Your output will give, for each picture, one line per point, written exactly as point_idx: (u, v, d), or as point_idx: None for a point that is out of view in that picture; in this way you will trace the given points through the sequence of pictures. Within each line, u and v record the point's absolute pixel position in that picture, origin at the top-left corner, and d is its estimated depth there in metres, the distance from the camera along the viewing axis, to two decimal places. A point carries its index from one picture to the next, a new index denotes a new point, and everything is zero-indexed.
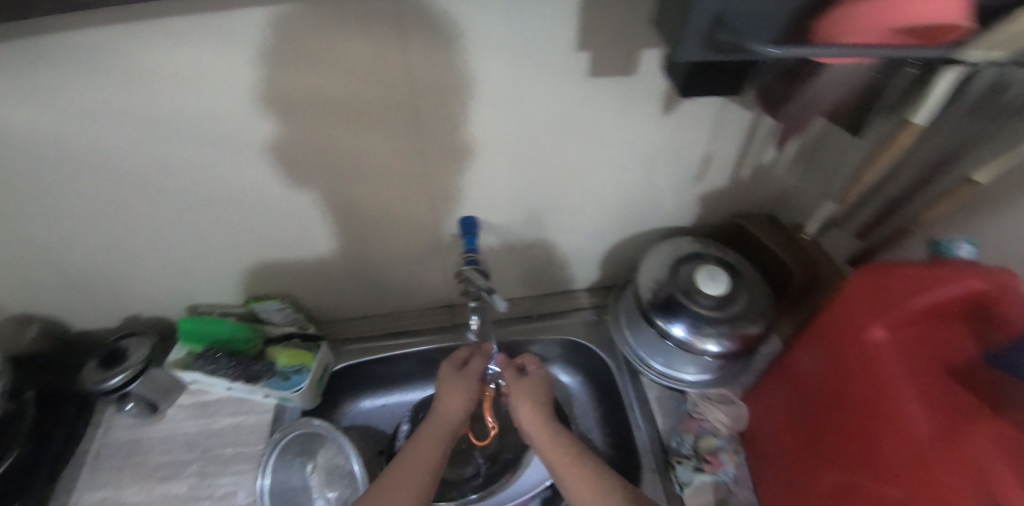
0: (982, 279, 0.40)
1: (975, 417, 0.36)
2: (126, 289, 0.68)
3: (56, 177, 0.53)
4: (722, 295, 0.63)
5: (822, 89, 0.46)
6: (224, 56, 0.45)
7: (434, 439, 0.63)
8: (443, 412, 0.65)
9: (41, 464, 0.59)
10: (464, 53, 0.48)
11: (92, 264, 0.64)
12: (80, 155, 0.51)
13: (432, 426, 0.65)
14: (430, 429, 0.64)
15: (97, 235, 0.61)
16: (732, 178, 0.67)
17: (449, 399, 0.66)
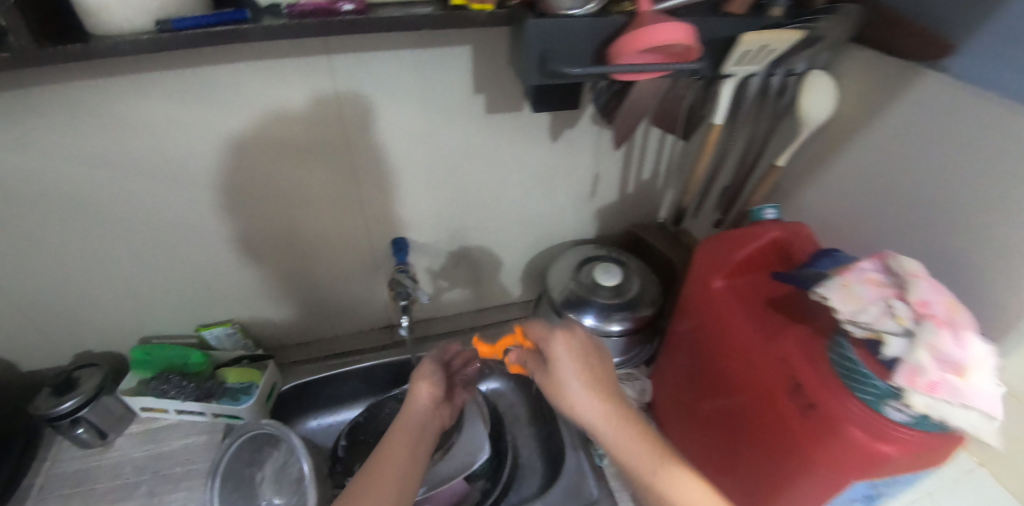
0: (778, 229, 0.54)
1: (783, 327, 0.49)
2: (71, 332, 0.71)
3: (11, 223, 0.58)
4: (617, 284, 0.72)
5: (667, 104, 0.57)
6: (180, 102, 0.54)
7: (401, 439, 0.55)
8: (409, 416, 0.60)
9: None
10: (387, 99, 0.61)
11: (41, 309, 0.67)
12: (23, 195, 0.56)
13: (398, 425, 0.58)
14: (396, 429, 0.57)
15: (49, 283, 0.65)
16: (620, 193, 0.80)
17: (413, 400, 0.62)
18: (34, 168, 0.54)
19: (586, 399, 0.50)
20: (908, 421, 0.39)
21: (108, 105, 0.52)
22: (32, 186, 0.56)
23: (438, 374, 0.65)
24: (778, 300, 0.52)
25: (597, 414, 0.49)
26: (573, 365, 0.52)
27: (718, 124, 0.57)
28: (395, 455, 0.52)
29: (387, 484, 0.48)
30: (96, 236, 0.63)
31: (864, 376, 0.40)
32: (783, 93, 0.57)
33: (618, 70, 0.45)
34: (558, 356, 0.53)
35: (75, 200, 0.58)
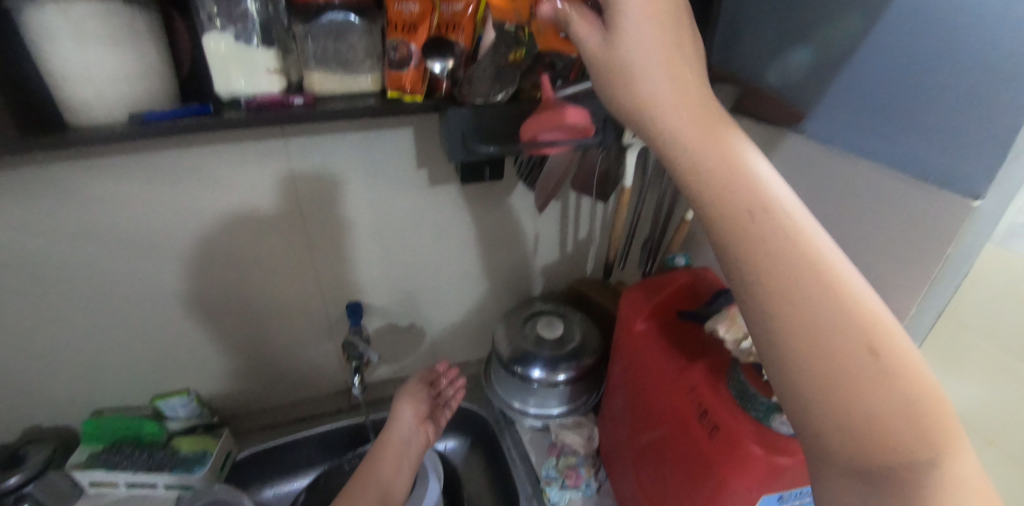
0: (684, 276, 0.63)
1: (691, 358, 0.55)
2: (17, 410, 0.71)
3: None
4: (559, 336, 0.78)
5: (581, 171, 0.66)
6: (149, 182, 0.61)
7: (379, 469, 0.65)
8: (394, 436, 0.69)
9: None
10: (339, 177, 0.69)
11: None
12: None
13: (383, 448, 0.67)
14: (380, 452, 0.67)
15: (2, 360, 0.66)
16: (560, 252, 0.88)
17: (395, 421, 0.71)
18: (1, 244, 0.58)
19: (656, 51, 0.31)
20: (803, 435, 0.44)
21: (80, 185, 0.58)
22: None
23: (423, 393, 0.75)
24: (691, 338, 0.58)
25: (667, 92, 0.32)
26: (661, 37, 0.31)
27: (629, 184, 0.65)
28: (377, 470, 0.65)
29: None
30: (55, 310, 0.65)
31: (751, 395, 0.47)
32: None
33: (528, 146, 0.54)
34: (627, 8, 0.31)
35: (37, 274, 0.62)
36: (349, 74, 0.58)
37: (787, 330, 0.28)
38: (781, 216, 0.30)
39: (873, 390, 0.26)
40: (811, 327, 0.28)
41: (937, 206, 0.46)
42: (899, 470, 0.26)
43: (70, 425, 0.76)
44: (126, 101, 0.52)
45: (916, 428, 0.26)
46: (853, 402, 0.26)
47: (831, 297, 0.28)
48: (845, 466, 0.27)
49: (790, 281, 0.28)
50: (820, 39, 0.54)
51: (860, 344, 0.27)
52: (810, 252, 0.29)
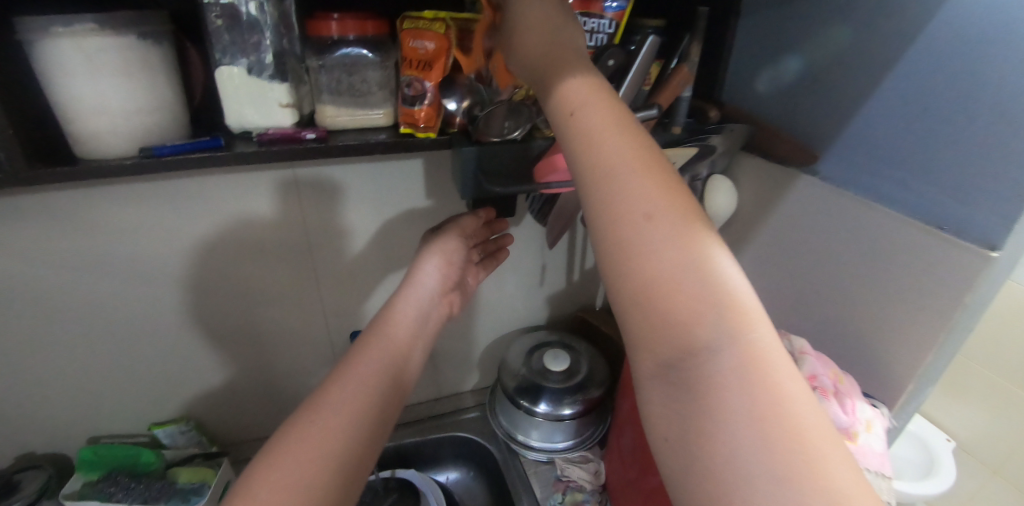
0: None
1: None
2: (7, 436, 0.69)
3: None
4: (566, 368, 0.77)
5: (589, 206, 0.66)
6: (157, 207, 0.60)
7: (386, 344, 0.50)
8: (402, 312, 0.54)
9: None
10: (347, 205, 0.68)
11: None
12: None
13: (390, 319, 0.53)
14: (389, 323, 0.52)
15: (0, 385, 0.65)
16: (568, 281, 0.87)
17: (410, 289, 0.56)
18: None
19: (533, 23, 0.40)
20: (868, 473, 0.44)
21: (86, 210, 0.57)
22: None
23: (457, 252, 0.61)
24: None
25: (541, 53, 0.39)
26: (536, 19, 0.40)
27: None
28: (374, 360, 0.48)
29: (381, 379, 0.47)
30: (51, 335, 0.64)
31: None
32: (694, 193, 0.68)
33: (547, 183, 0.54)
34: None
35: (35, 297, 0.61)
36: (361, 106, 0.58)
37: (599, 218, 0.31)
38: (607, 122, 0.33)
39: (661, 269, 0.28)
40: (619, 211, 0.30)
41: (952, 255, 0.45)
42: (695, 359, 0.27)
43: (63, 452, 0.74)
44: (135, 131, 0.51)
45: (703, 309, 0.27)
46: (641, 276, 0.28)
47: (639, 182, 0.30)
48: (657, 364, 0.28)
49: (603, 168, 0.31)
50: (836, 79, 0.54)
51: (657, 226, 0.29)
52: (636, 156, 0.32)
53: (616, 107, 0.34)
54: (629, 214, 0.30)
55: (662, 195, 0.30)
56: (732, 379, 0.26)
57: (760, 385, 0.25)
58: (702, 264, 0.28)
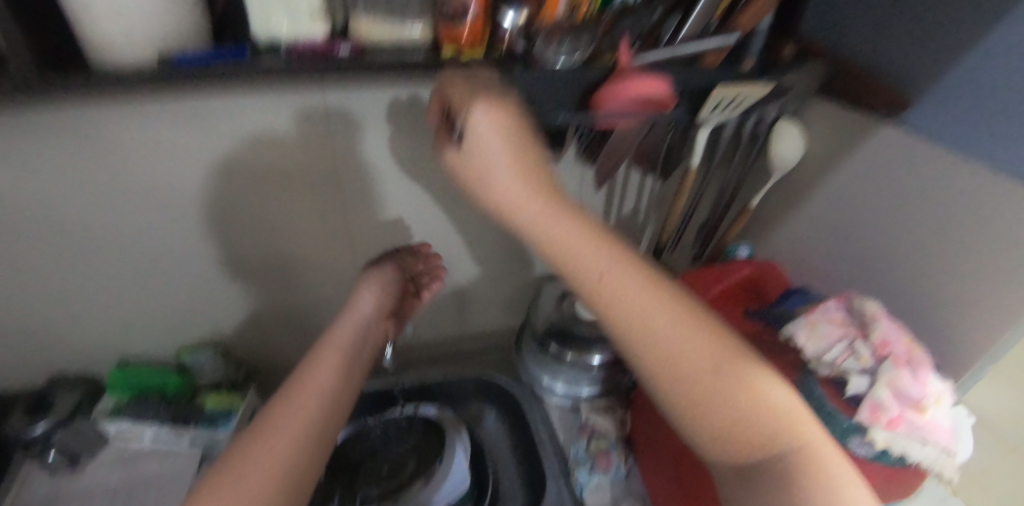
0: (749, 267, 0.57)
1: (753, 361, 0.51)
2: (37, 355, 0.69)
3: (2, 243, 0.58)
4: (598, 316, 0.75)
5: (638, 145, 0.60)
6: (178, 127, 0.56)
7: (330, 357, 0.52)
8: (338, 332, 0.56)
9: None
10: (379, 131, 0.63)
11: (18, 330, 0.66)
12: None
13: (329, 339, 0.55)
14: (327, 345, 0.54)
15: (29, 304, 0.64)
16: (601, 227, 0.83)
17: (345, 315, 0.59)
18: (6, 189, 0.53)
19: (501, 162, 0.40)
20: (870, 456, 0.41)
21: (98, 129, 0.53)
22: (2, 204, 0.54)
23: (390, 285, 0.65)
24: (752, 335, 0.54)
25: (509, 179, 0.40)
26: (488, 140, 0.40)
27: (694, 165, 0.60)
28: (320, 378, 0.49)
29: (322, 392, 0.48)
30: (73, 258, 0.62)
31: (830, 412, 0.41)
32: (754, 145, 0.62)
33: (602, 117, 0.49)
34: (478, 121, 0.41)
35: (52, 221, 0.58)
36: (398, 20, 0.51)
37: (649, 367, 0.36)
38: (635, 282, 0.37)
39: (732, 414, 0.34)
40: (621, 326, 0.37)
41: None
42: (768, 466, 0.33)
43: (95, 372, 0.75)
44: (152, 38, 0.46)
45: (757, 433, 0.34)
46: (721, 432, 0.34)
47: (631, 309, 0.36)
48: (733, 465, 0.35)
49: (615, 318, 0.37)
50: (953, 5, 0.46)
51: (731, 383, 0.34)
52: (578, 234, 0.38)
53: (630, 265, 0.38)
54: (681, 381, 0.35)
55: (686, 336, 0.36)
56: (794, 455, 0.33)
57: (818, 477, 0.32)
58: (756, 396, 0.35)
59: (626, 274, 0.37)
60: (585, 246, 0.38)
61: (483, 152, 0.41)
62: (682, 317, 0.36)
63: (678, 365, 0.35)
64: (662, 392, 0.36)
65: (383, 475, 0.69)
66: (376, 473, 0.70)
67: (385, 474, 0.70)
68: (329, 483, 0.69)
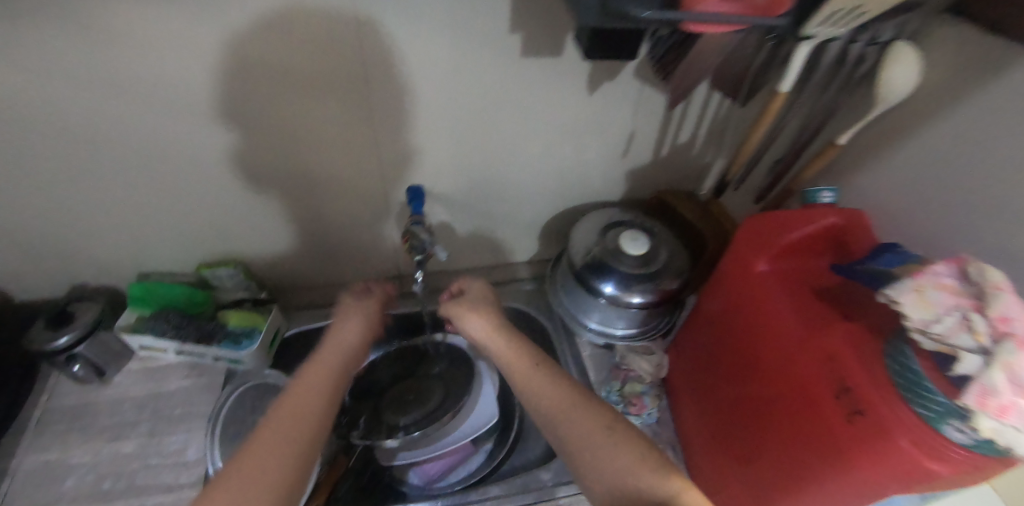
0: (837, 214, 0.49)
1: (829, 323, 0.46)
2: (65, 256, 0.69)
3: (11, 136, 0.55)
4: (644, 255, 0.68)
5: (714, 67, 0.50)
6: (177, 18, 0.48)
7: (317, 378, 0.48)
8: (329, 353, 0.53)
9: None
10: (410, 28, 0.54)
11: (42, 231, 0.65)
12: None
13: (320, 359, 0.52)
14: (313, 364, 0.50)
15: (49, 204, 0.63)
16: (653, 156, 0.75)
17: (337, 335, 0.56)
18: (10, 81, 0.49)
19: (490, 334, 0.59)
20: (968, 443, 0.34)
21: (88, 14, 0.46)
22: (8, 97, 0.51)
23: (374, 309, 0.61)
24: (826, 291, 0.49)
25: (485, 331, 0.60)
26: (483, 330, 0.60)
27: (784, 90, 0.51)
28: (312, 394, 0.45)
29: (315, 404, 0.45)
30: (88, 159, 0.59)
31: (926, 390, 0.36)
32: (842, 84, 0.51)
33: (694, 18, 0.39)
34: (471, 327, 0.61)
35: (61, 118, 0.54)
36: None
37: (569, 446, 0.45)
38: (559, 389, 0.49)
39: (641, 480, 0.40)
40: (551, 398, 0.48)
41: None
42: None
43: (122, 279, 0.75)
44: None
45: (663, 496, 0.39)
46: (630, 492, 0.40)
47: (575, 419, 0.46)
48: None
49: (581, 452, 0.44)
50: None
51: (626, 451, 0.42)
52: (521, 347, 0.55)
53: (561, 392, 0.48)
54: (598, 447, 0.43)
55: (588, 415, 0.46)
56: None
57: None
58: (663, 478, 0.40)
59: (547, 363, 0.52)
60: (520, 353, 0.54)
61: (471, 330, 0.61)
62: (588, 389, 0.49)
63: (583, 442, 0.44)
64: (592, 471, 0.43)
65: (410, 400, 0.70)
66: (402, 399, 0.70)
67: (411, 399, 0.70)
68: (355, 407, 0.69)
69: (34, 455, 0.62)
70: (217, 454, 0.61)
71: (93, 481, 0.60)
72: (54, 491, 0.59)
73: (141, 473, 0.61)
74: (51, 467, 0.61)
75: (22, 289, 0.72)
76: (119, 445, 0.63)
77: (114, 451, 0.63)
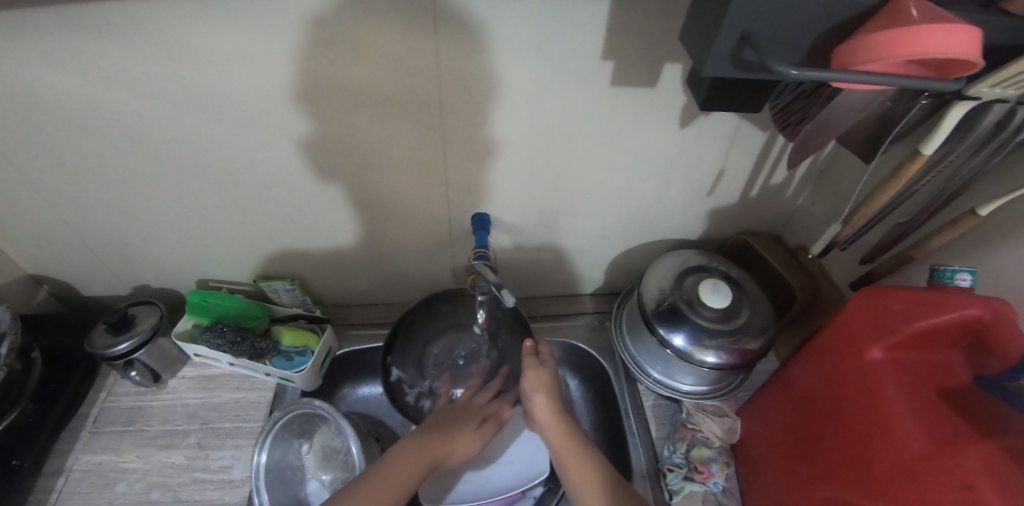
0: (978, 305, 0.42)
1: (962, 439, 0.39)
2: (132, 259, 0.70)
3: (88, 145, 0.54)
4: (724, 308, 0.63)
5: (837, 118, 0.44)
6: (260, 35, 0.45)
7: (433, 452, 0.54)
8: (451, 440, 0.56)
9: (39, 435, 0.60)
10: (498, 53, 0.50)
11: (113, 234, 0.66)
12: (77, 118, 0.51)
13: (437, 439, 0.55)
14: (432, 444, 0.55)
15: (121, 211, 0.63)
16: (741, 197, 0.69)
17: (458, 432, 0.57)
18: (89, 92, 0.49)
19: (541, 404, 0.59)
20: None
21: (167, 28, 0.44)
22: (85, 107, 0.50)
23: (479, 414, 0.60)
24: (956, 394, 0.42)
25: (541, 404, 0.59)
26: (537, 393, 0.59)
27: (927, 153, 0.43)
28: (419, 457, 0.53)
29: (411, 478, 0.51)
30: (161, 171, 0.58)
31: None
32: (999, 151, 0.42)
33: (838, 78, 0.32)
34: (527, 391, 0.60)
35: (138, 129, 0.53)
36: None
37: None
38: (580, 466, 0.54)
39: None
40: (580, 478, 0.53)
41: None
42: None
43: (185, 283, 0.76)
44: None
45: None
46: None
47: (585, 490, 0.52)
48: None
49: None
50: None
51: None
52: (572, 432, 0.57)
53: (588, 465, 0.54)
54: None
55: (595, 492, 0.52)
56: None
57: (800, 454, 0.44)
58: None
59: (587, 450, 0.55)
60: (571, 440, 0.56)
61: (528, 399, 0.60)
62: (618, 478, 0.53)
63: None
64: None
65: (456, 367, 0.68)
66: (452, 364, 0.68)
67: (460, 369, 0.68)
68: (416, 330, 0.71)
69: (88, 455, 0.62)
70: (261, 484, 0.59)
71: (142, 489, 0.60)
72: (105, 496, 0.59)
73: (188, 488, 0.61)
74: (103, 470, 0.61)
75: (91, 286, 0.74)
76: (169, 455, 0.63)
77: (163, 460, 0.62)
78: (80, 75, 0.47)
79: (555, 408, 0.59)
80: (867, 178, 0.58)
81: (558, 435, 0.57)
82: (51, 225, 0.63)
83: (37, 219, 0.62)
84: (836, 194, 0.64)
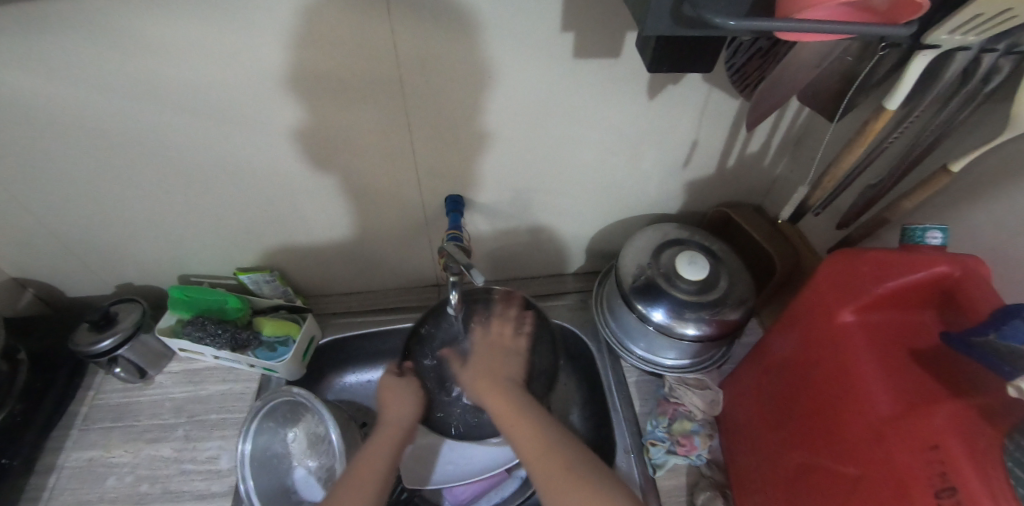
0: (946, 262, 0.41)
1: (932, 397, 0.38)
2: (111, 258, 0.71)
3: (52, 145, 0.54)
4: (703, 280, 0.62)
5: (795, 74, 0.43)
6: (207, 24, 0.45)
7: (388, 443, 0.56)
8: (389, 424, 0.57)
9: (27, 433, 0.61)
10: (454, 30, 0.48)
11: (89, 234, 0.66)
12: (35, 118, 0.51)
13: (379, 437, 0.56)
14: (375, 445, 0.55)
15: (93, 209, 0.63)
16: (718, 167, 0.68)
17: (390, 410, 0.58)
18: (43, 92, 0.48)
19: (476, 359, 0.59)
20: None
21: (110, 19, 0.43)
22: (40, 106, 0.50)
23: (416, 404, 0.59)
24: (927, 353, 0.41)
25: (472, 359, 0.59)
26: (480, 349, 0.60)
27: (890, 109, 0.42)
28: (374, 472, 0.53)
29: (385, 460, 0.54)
30: (128, 169, 0.58)
31: None
32: (968, 104, 0.41)
33: (780, 27, 0.31)
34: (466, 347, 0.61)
35: (97, 128, 0.53)
36: None
37: (530, 465, 0.50)
38: (507, 409, 0.54)
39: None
40: (531, 452, 0.50)
41: None
42: None
43: (168, 279, 0.76)
44: None
45: None
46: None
47: (519, 433, 0.52)
48: None
49: (533, 467, 0.49)
50: None
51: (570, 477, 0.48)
52: (510, 400, 0.54)
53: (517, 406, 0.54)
54: (537, 461, 0.49)
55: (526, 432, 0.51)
56: None
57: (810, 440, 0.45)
58: None
59: (523, 409, 0.53)
60: (505, 400, 0.54)
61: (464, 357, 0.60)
62: (567, 444, 0.51)
63: (534, 451, 0.50)
64: (555, 499, 0.47)
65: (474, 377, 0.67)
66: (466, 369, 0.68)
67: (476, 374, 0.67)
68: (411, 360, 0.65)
69: (78, 452, 0.63)
70: (245, 473, 0.59)
71: (132, 482, 0.61)
72: (95, 490, 0.61)
73: (176, 479, 0.62)
74: (93, 465, 0.62)
75: (74, 286, 0.74)
76: (157, 448, 0.64)
77: (151, 454, 0.64)
78: (29, 74, 0.46)
79: (487, 366, 0.58)
80: (841, 141, 0.57)
81: (497, 405, 0.54)
82: (26, 227, 0.64)
83: (11, 222, 0.62)
84: (813, 160, 0.63)
